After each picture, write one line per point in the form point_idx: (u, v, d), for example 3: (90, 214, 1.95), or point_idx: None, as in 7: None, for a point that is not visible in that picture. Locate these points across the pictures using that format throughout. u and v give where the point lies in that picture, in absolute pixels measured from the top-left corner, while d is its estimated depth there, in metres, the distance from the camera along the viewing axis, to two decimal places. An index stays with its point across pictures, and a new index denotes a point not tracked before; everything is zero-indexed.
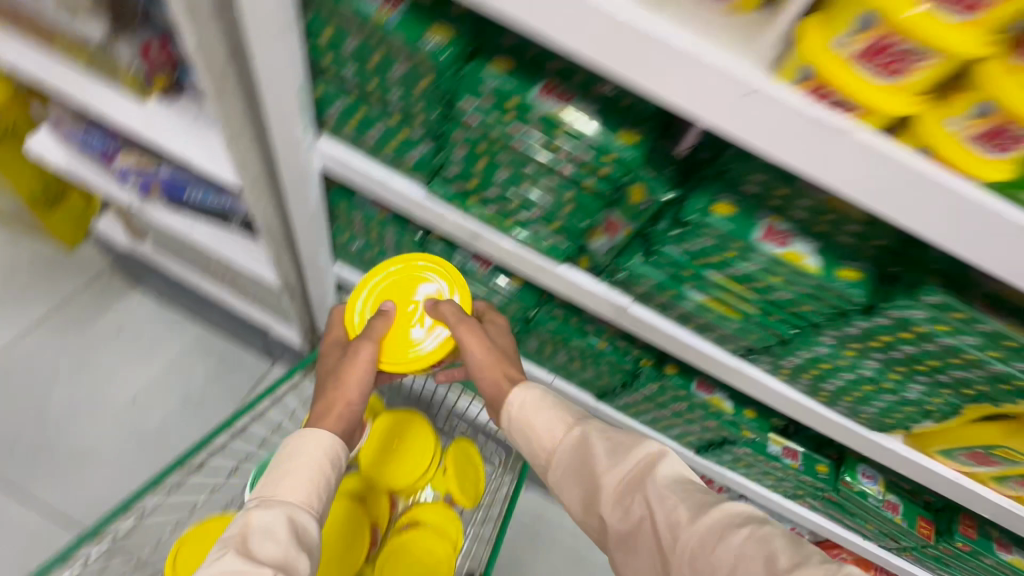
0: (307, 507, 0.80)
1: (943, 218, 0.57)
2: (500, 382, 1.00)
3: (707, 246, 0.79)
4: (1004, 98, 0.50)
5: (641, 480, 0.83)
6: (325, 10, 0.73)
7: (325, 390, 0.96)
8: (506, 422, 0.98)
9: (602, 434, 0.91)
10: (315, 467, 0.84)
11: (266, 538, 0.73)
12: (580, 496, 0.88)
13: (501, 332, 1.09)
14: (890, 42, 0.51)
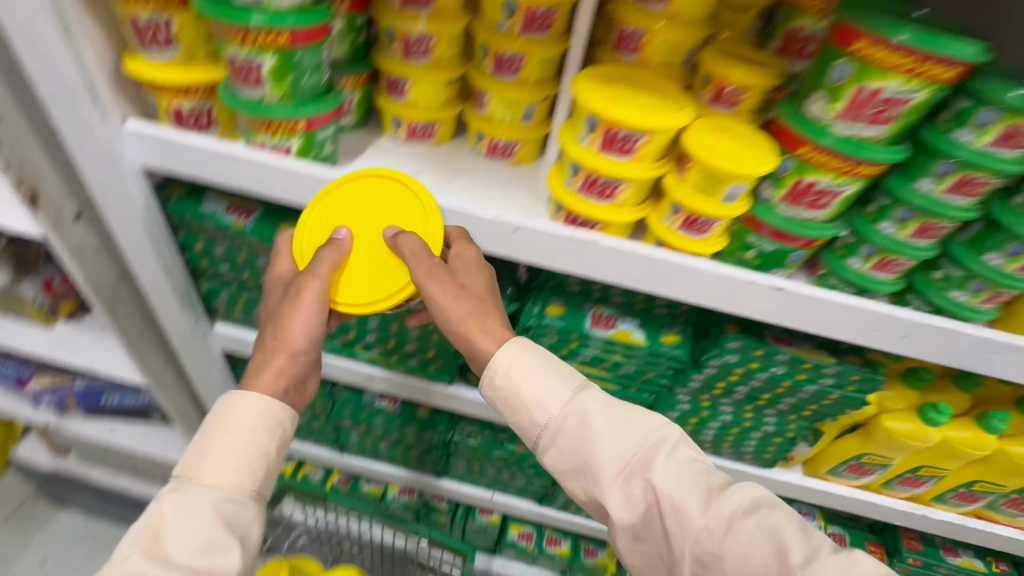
0: (237, 490, 0.65)
1: (691, 285, 0.74)
2: (482, 312, 0.75)
3: (554, 342, 0.92)
4: (683, 199, 0.68)
5: (645, 464, 0.68)
6: (193, 228, 0.89)
7: (265, 345, 0.74)
8: (490, 374, 0.74)
9: (604, 410, 0.71)
10: (246, 438, 0.67)
11: (183, 530, 0.59)
12: (572, 466, 0.72)
13: (476, 275, 0.75)
14: (595, 179, 0.70)
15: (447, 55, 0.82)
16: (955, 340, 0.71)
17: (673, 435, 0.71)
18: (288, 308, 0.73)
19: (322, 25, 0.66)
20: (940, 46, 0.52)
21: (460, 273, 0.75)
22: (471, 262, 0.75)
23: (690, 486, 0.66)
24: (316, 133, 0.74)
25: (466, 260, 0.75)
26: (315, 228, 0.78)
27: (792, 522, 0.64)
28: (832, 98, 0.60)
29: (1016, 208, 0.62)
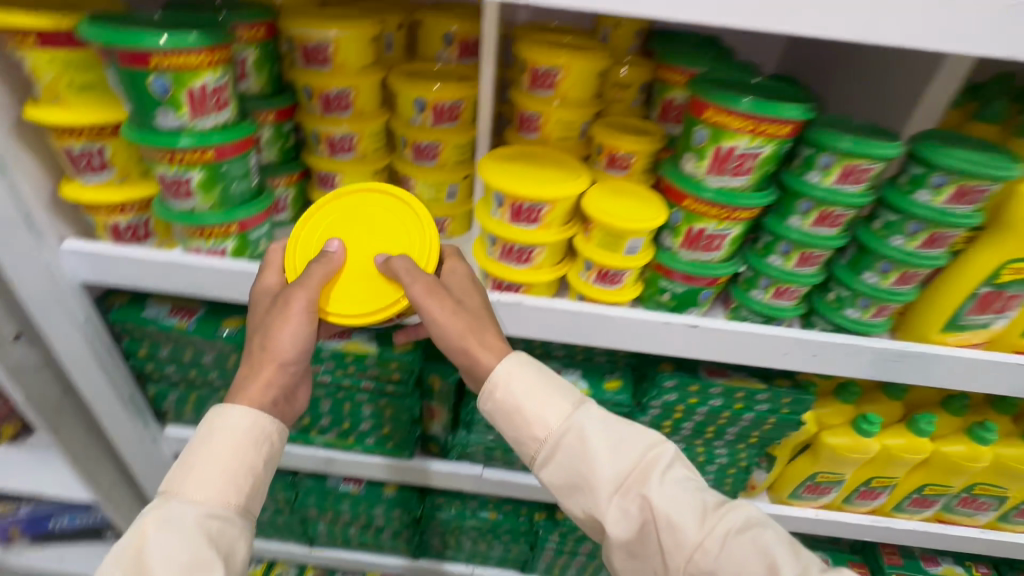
0: (222, 507, 0.63)
1: (615, 333, 0.78)
2: (480, 326, 0.72)
3: None
4: (591, 255, 0.75)
5: (641, 481, 0.67)
6: (137, 334, 0.91)
7: (253, 356, 0.70)
8: (489, 385, 0.71)
9: (603, 427, 0.69)
10: (232, 456, 0.65)
11: (167, 546, 0.58)
12: (571, 481, 0.69)
13: (472, 292, 0.74)
14: (511, 247, 0.77)
15: (371, 148, 0.89)
16: (860, 353, 0.77)
17: (668, 450, 0.70)
18: (280, 321, 0.69)
19: (247, 139, 0.73)
20: (770, 110, 0.62)
21: (457, 293, 0.74)
22: (465, 281, 0.76)
23: (687, 504, 0.65)
24: (250, 233, 0.79)
25: (458, 280, 0.76)
26: (308, 240, 0.78)
27: (782, 540, 0.62)
28: (699, 157, 0.69)
29: (876, 232, 0.71)
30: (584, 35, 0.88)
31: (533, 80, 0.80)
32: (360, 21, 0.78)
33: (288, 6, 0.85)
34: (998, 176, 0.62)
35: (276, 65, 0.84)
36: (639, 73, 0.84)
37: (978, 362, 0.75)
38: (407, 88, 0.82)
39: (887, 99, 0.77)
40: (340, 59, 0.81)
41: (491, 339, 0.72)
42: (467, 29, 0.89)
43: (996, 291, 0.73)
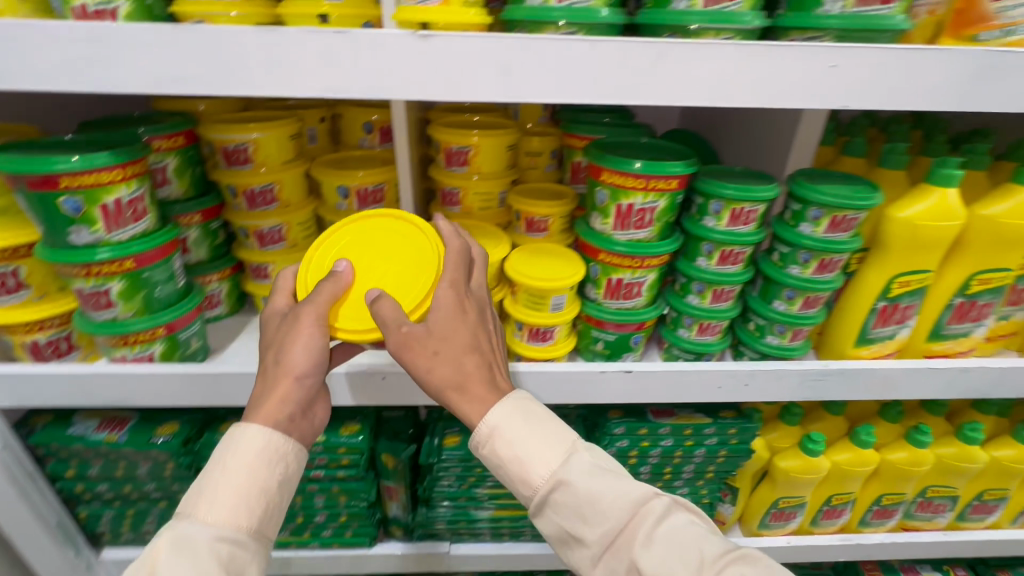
0: (235, 530, 0.56)
1: (556, 389, 0.78)
2: (459, 369, 0.62)
3: (459, 473, 0.93)
4: (521, 315, 0.78)
5: (631, 538, 0.58)
6: (63, 454, 0.86)
7: (265, 371, 0.64)
8: (478, 437, 0.62)
9: (592, 481, 0.60)
10: (246, 476, 0.58)
11: (177, 569, 0.51)
12: (561, 533, 0.61)
13: (454, 330, 0.63)
14: None
15: (301, 236, 0.92)
16: (787, 377, 0.80)
17: (661, 501, 0.60)
18: (288, 340, 0.63)
19: (168, 244, 0.74)
20: (656, 169, 0.69)
21: (440, 327, 0.63)
22: (455, 305, 0.64)
23: (682, 562, 0.56)
24: (178, 334, 0.78)
25: (444, 308, 0.64)
26: (321, 262, 0.73)
27: None
28: (604, 216, 0.75)
29: (775, 262, 0.78)
30: (495, 112, 0.95)
31: (448, 158, 0.85)
32: (278, 121, 0.82)
33: (209, 113, 0.89)
34: (862, 206, 0.69)
35: (198, 168, 0.87)
36: (547, 142, 0.90)
37: (893, 372, 0.80)
38: (330, 177, 0.86)
39: (768, 144, 0.86)
40: (261, 157, 0.83)
41: (479, 384, 0.63)
42: (384, 117, 0.95)
43: (891, 304, 0.79)
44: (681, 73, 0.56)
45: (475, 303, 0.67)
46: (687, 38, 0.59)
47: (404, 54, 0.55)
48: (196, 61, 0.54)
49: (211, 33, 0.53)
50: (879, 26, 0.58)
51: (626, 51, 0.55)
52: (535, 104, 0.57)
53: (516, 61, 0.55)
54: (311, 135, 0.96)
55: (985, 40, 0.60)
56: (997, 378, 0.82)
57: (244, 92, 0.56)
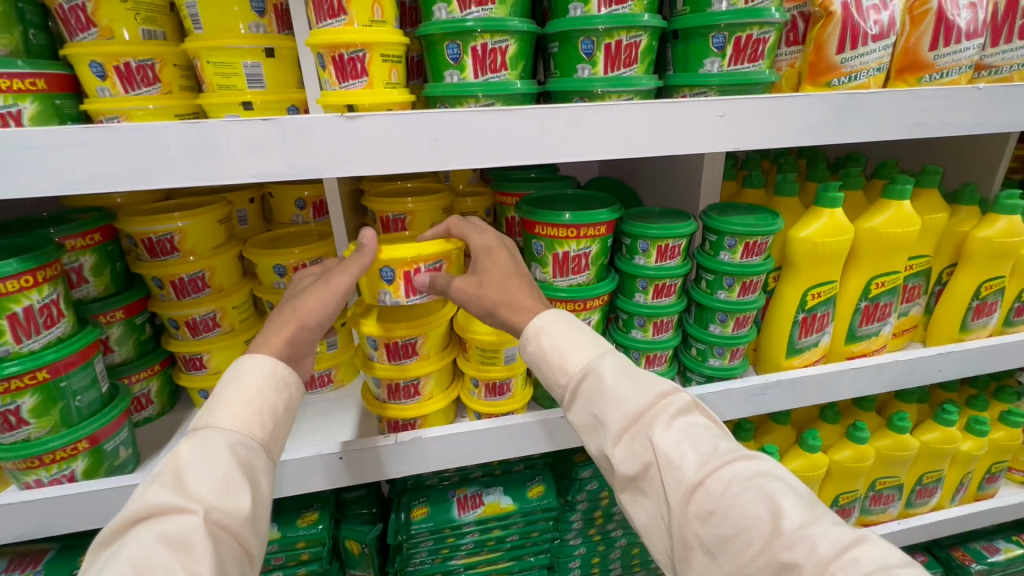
0: (251, 438, 0.53)
1: (520, 441, 0.77)
2: (506, 290, 0.67)
3: (430, 547, 0.88)
4: (476, 372, 0.79)
5: (650, 425, 0.57)
6: None
7: (275, 320, 0.62)
8: (524, 335, 0.64)
9: (621, 374, 0.60)
10: (255, 392, 0.55)
11: (198, 468, 0.48)
12: (587, 421, 0.60)
13: (501, 257, 0.69)
14: (395, 384, 0.77)
15: (237, 320, 0.88)
16: (734, 395, 0.84)
17: (681, 399, 0.60)
18: (313, 289, 0.63)
19: (87, 346, 0.70)
20: (585, 218, 0.73)
21: (480, 262, 0.69)
22: (490, 248, 0.70)
23: (694, 448, 0.55)
24: (103, 445, 0.71)
25: (482, 249, 0.70)
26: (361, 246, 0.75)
27: (797, 498, 0.51)
28: (543, 265, 0.78)
29: (704, 290, 0.84)
30: (427, 178, 0.99)
31: (385, 226, 0.86)
32: (205, 208, 0.81)
33: (128, 205, 0.86)
34: (768, 232, 0.77)
35: (118, 263, 0.82)
36: (480, 201, 0.94)
37: (824, 376, 0.86)
38: (265, 257, 0.84)
39: (680, 185, 0.95)
40: (188, 246, 0.81)
41: (526, 297, 0.67)
42: (317, 191, 0.95)
43: (810, 314, 0.87)
44: (593, 131, 0.62)
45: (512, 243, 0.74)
46: (594, 101, 0.65)
47: (333, 134, 0.56)
48: (113, 158, 0.53)
49: (130, 132, 0.53)
50: (752, 80, 0.67)
51: (542, 117, 0.60)
52: (465, 170, 0.60)
53: (442, 132, 0.59)
54: (241, 217, 0.95)
55: (838, 85, 0.72)
56: (909, 369, 0.90)
57: (168, 184, 0.55)
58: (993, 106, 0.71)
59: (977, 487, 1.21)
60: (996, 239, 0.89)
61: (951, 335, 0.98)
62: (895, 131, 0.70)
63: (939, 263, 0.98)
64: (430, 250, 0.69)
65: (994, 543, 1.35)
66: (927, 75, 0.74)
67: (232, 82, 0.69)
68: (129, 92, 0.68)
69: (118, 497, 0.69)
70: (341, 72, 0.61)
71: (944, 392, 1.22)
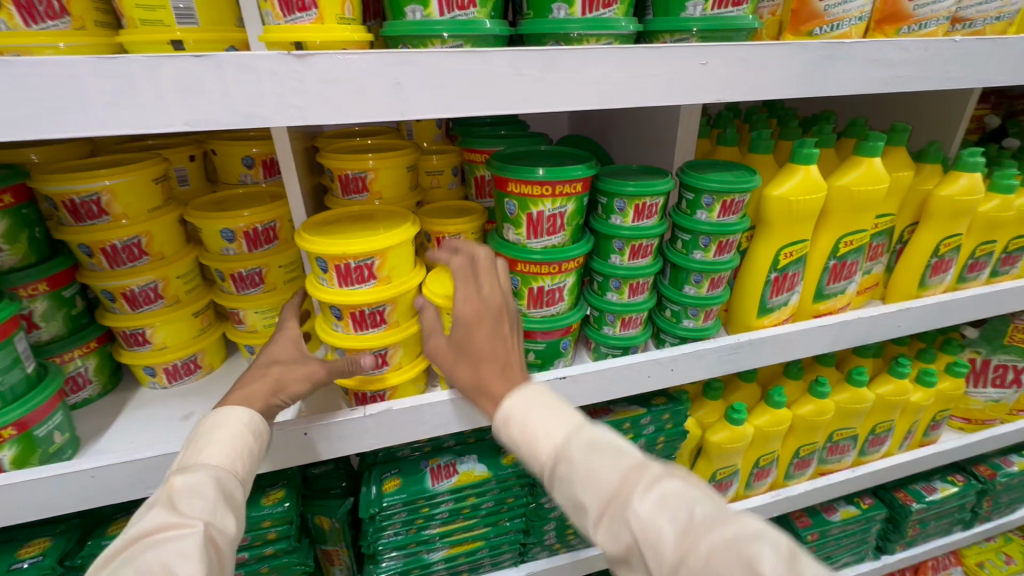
0: (237, 472, 0.54)
1: None
2: (476, 370, 0.61)
3: (402, 519, 0.86)
4: None
5: (622, 505, 0.48)
6: None
7: (253, 380, 0.62)
8: (494, 424, 0.58)
9: (585, 451, 0.52)
10: (242, 433, 0.56)
11: (193, 492, 0.49)
12: (568, 508, 0.53)
13: (478, 329, 0.62)
14: (362, 355, 0.72)
15: (182, 290, 0.81)
16: (706, 356, 0.84)
17: (651, 464, 0.50)
18: (301, 365, 0.64)
19: (8, 321, 0.62)
20: (560, 174, 0.69)
21: (460, 334, 0.63)
22: (468, 319, 0.62)
23: (672, 524, 0.45)
24: (34, 430, 0.64)
25: (463, 319, 0.63)
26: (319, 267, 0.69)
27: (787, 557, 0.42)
28: (517, 227, 0.74)
29: (680, 250, 0.83)
30: (389, 134, 0.92)
31: (344, 185, 0.80)
32: (138, 163, 0.72)
33: (44, 163, 0.76)
34: (745, 189, 0.76)
35: (37, 228, 0.73)
36: (447, 159, 0.89)
37: (791, 335, 0.87)
38: (209, 220, 0.76)
39: (653, 143, 0.91)
40: (119, 208, 0.72)
41: (496, 381, 0.59)
42: (266, 148, 0.87)
43: (782, 274, 0.87)
44: (570, 78, 0.57)
45: (507, 305, 0.64)
46: (570, 45, 0.60)
47: (278, 74, 0.50)
48: (13, 99, 0.45)
49: (28, 66, 0.44)
50: (735, 27, 0.64)
51: (515, 62, 0.55)
52: (433, 120, 0.55)
53: (404, 75, 0.53)
54: (180, 176, 0.86)
55: (820, 34, 0.70)
56: (871, 326, 0.93)
57: (83, 132, 0.47)
58: (967, 60, 0.71)
59: (922, 434, 1.28)
60: (958, 196, 0.91)
61: (910, 292, 1.01)
62: (873, 84, 0.69)
63: (901, 221, 1.01)
64: (360, 247, 0.65)
65: (932, 483, 1.45)
66: (905, 26, 0.73)
67: (157, 16, 0.59)
68: (32, 27, 0.57)
69: (55, 485, 0.63)
70: (286, 4, 0.54)
71: (897, 346, 1.27)
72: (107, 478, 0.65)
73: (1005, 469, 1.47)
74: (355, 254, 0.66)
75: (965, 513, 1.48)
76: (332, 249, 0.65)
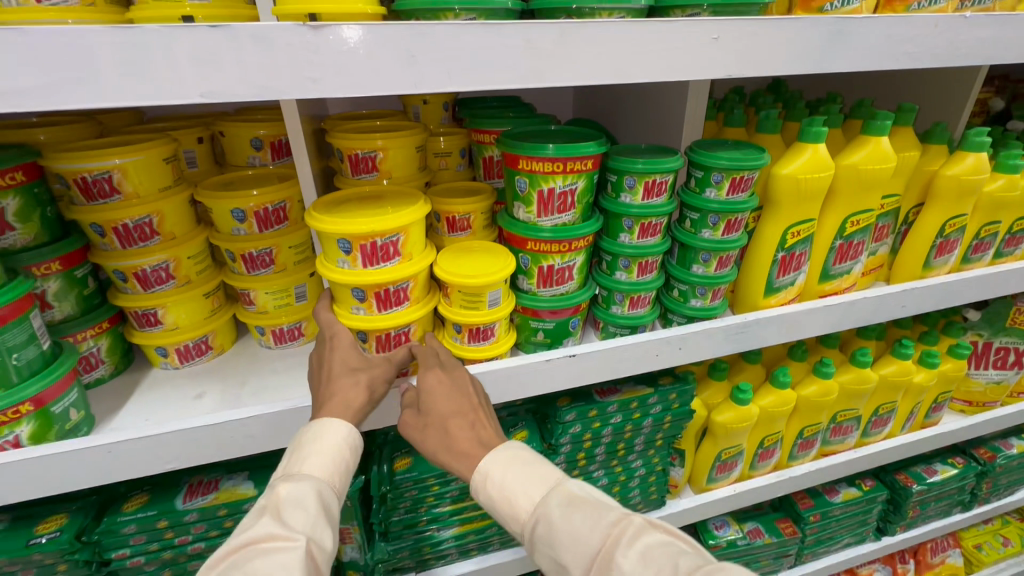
0: (332, 488, 0.59)
1: (505, 385, 0.76)
2: (446, 433, 0.64)
3: (413, 497, 0.87)
4: (458, 318, 0.75)
5: (607, 563, 0.52)
6: None
7: (346, 390, 0.65)
8: (472, 484, 0.62)
9: (566, 512, 0.56)
10: (340, 450, 0.61)
11: (294, 509, 0.54)
12: (551, 565, 0.57)
13: (440, 396, 0.66)
14: (386, 334, 0.73)
15: (193, 271, 0.81)
16: (714, 335, 0.84)
17: (636, 520, 0.55)
18: (363, 364, 0.68)
19: (22, 298, 0.62)
20: (570, 151, 0.69)
21: (423, 404, 0.67)
22: (433, 385, 0.67)
23: None
24: (51, 406, 0.65)
25: (424, 389, 0.67)
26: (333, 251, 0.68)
27: None
28: (527, 205, 0.75)
29: (688, 230, 0.83)
30: (397, 116, 0.93)
31: (354, 165, 0.80)
32: (148, 143, 0.72)
33: (53, 143, 0.75)
34: (754, 166, 0.76)
35: (49, 208, 0.73)
36: (455, 141, 0.89)
37: (797, 314, 0.88)
38: (219, 200, 0.77)
39: (660, 124, 0.92)
40: (131, 187, 0.72)
41: (467, 441, 0.63)
42: (273, 130, 0.87)
43: (789, 253, 0.87)
44: (583, 53, 0.57)
45: (463, 369, 0.70)
46: (582, 19, 0.60)
47: (293, 46, 0.50)
48: (30, 69, 0.45)
49: (44, 35, 0.44)
50: (747, 1, 0.64)
51: (528, 34, 0.55)
52: (446, 93, 0.55)
53: (418, 48, 0.53)
54: (189, 158, 0.87)
55: (829, 10, 0.70)
56: (876, 305, 0.93)
57: (98, 103, 0.47)
58: (975, 35, 0.71)
59: (923, 416, 1.29)
60: (964, 175, 0.91)
61: (914, 273, 1.01)
62: (883, 60, 0.69)
63: (907, 202, 1.01)
64: (381, 225, 0.66)
65: (932, 466, 1.46)
66: (914, 3, 0.73)
67: None
68: (42, 3, 0.57)
69: (75, 460, 0.64)
70: None
71: (899, 329, 1.29)
72: (126, 453, 0.66)
73: (1004, 452, 1.48)
74: (374, 233, 0.66)
75: (964, 495, 1.50)
76: (353, 229, 0.65)
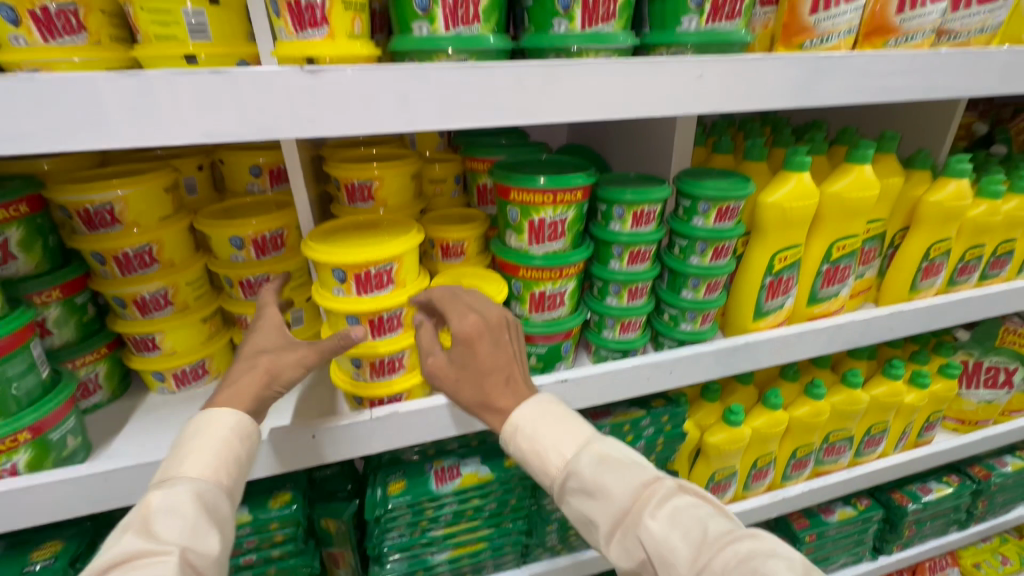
0: (217, 484, 0.55)
1: None
2: (481, 388, 0.66)
3: (406, 521, 0.87)
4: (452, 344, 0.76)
5: (635, 520, 0.57)
6: None
7: (242, 375, 0.63)
8: (504, 434, 0.66)
9: (599, 470, 0.60)
10: (224, 442, 0.57)
11: (167, 518, 0.50)
12: (578, 517, 0.61)
13: (477, 352, 0.66)
14: (380, 360, 0.74)
15: (190, 297, 0.82)
16: (704, 359, 0.86)
17: (666, 483, 0.59)
18: None
19: (23, 329, 0.63)
20: (560, 182, 0.72)
21: (460, 354, 0.67)
22: (471, 336, 0.66)
23: (685, 537, 0.54)
24: (49, 434, 0.65)
25: (462, 339, 0.66)
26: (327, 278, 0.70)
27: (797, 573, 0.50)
28: (519, 233, 0.76)
29: (677, 256, 0.85)
30: (393, 144, 0.95)
31: (350, 194, 0.82)
32: (148, 174, 0.74)
33: (57, 172, 0.77)
34: (740, 196, 0.78)
35: (51, 237, 0.75)
36: (449, 168, 0.91)
37: (786, 338, 0.89)
38: (218, 228, 0.78)
39: (649, 152, 0.94)
40: (131, 217, 0.74)
41: (503, 398, 0.66)
42: (273, 158, 0.89)
43: (777, 278, 0.89)
44: (571, 91, 0.59)
45: (499, 317, 0.68)
46: (571, 59, 0.63)
47: (292, 88, 0.52)
48: (38, 113, 0.47)
49: (50, 81, 0.46)
50: (729, 41, 0.66)
51: (518, 75, 0.57)
52: (438, 131, 0.57)
53: (413, 89, 0.55)
54: (189, 185, 0.89)
55: (810, 47, 0.73)
56: (865, 328, 0.95)
57: (102, 143, 0.49)
58: (951, 70, 0.74)
59: (917, 435, 1.30)
60: (947, 202, 0.94)
61: (902, 295, 1.03)
62: (863, 93, 0.71)
63: (893, 226, 1.03)
64: (374, 255, 0.67)
65: (928, 484, 1.46)
66: (892, 39, 0.75)
67: (171, 32, 0.61)
68: (50, 43, 0.59)
69: (70, 487, 0.65)
70: (298, 20, 0.56)
71: (889, 349, 1.30)
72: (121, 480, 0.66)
73: (999, 470, 1.49)
74: (366, 262, 0.68)
75: (960, 514, 1.50)
76: (346, 259, 0.66)
